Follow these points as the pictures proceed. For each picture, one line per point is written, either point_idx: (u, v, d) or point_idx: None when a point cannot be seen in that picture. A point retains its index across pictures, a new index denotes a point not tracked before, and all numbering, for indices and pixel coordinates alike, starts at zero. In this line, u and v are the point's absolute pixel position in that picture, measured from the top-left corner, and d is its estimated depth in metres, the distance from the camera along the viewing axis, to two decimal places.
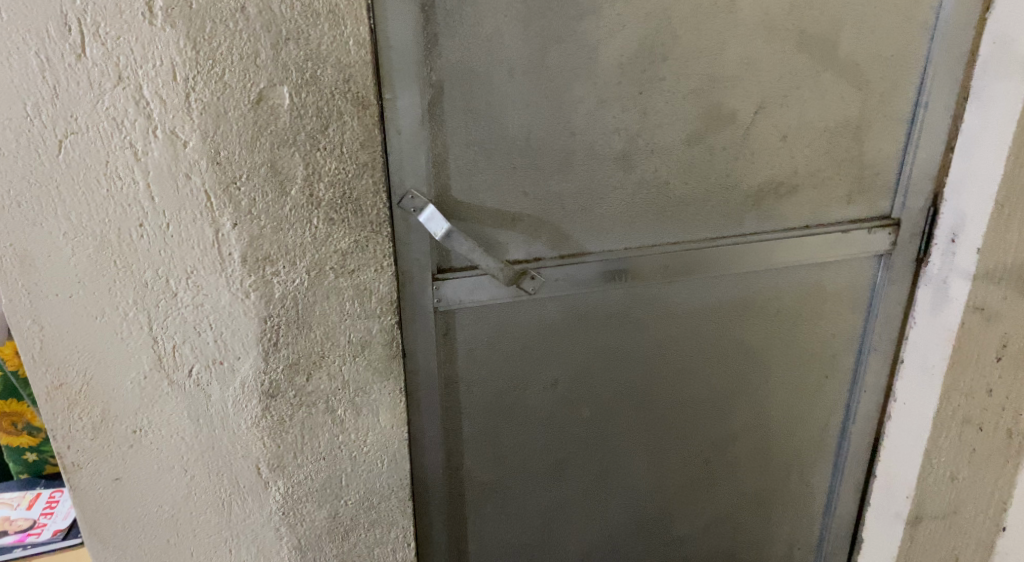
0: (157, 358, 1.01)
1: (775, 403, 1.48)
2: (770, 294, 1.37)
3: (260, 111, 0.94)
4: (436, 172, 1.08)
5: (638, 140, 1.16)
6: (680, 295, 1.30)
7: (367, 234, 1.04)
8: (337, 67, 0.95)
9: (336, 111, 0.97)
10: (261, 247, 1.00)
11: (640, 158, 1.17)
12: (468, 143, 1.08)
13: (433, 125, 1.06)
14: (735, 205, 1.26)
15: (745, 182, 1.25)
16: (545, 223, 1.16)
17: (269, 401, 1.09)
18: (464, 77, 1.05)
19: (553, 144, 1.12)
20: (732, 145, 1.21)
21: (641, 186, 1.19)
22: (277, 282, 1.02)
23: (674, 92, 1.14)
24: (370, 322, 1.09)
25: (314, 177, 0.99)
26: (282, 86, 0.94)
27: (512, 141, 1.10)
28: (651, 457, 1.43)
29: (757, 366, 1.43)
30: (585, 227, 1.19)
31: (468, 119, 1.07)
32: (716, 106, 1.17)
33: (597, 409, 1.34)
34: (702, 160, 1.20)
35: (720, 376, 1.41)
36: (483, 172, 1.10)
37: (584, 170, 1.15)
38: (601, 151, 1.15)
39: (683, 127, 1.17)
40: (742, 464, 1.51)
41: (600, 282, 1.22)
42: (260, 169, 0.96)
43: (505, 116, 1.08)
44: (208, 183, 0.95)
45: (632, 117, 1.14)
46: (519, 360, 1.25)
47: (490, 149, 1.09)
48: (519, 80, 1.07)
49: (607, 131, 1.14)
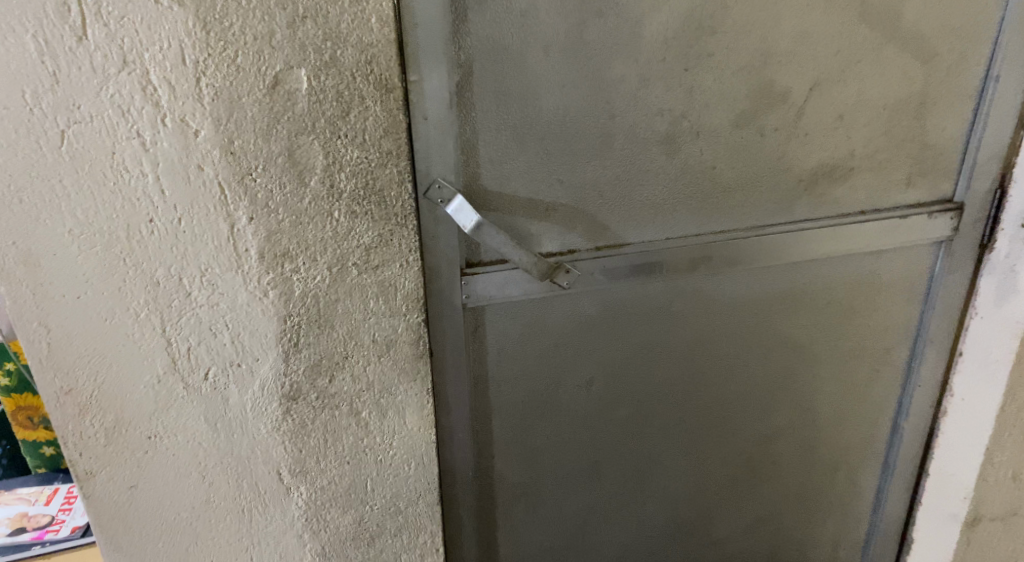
0: (172, 361, 0.95)
1: (822, 399, 1.40)
2: (819, 285, 1.28)
3: (277, 96, 0.87)
4: (465, 159, 1.00)
5: (684, 121, 1.07)
6: (725, 287, 1.22)
7: (392, 228, 0.98)
8: (358, 47, 0.87)
9: (358, 95, 0.89)
10: (280, 243, 0.94)
11: (685, 141, 1.08)
12: (500, 127, 1.00)
13: (461, 108, 0.98)
14: (785, 190, 1.17)
15: (797, 166, 1.15)
16: (581, 212, 1.08)
17: (290, 404, 1.03)
18: (496, 56, 0.96)
19: (590, 128, 1.03)
20: (784, 126, 1.12)
21: (685, 171, 1.10)
22: (296, 280, 0.96)
23: (723, 69, 1.05)
24: (396, 320, 1.03)
25: (335, 167, 0.92)
26: (299, 68, 0.86)
27: (547, 125, 1.02)
28: (691, 455, 1.36)
29: (804, 361, 1.35)
30: (624, 216, 1.11)
31: (499, 100, 0.99)
32: (768, 83, 1.08)
33: (634, 408, 1.27)
34: (752, 142, 1.11)
35: (765, 371, 1.33)
36: (516, 158, 1.02)
37: (625, 155, 1.07)
38: (643, 134, 1.06)
39: (732, 106, 1.08)
40: (786, 462, 1.44)
41: (639, 274, 1.14)
42: (276, 159, 0.89)
43: (540, 97, 1.00)
44: (222, 175, 0.88)
45: (677, 97, 1.05)
46: (553, 358, 1.18)
47: (523, 133, 1.01)
48: (555, 57, 0.98)
49: (649, 113, 1.05)
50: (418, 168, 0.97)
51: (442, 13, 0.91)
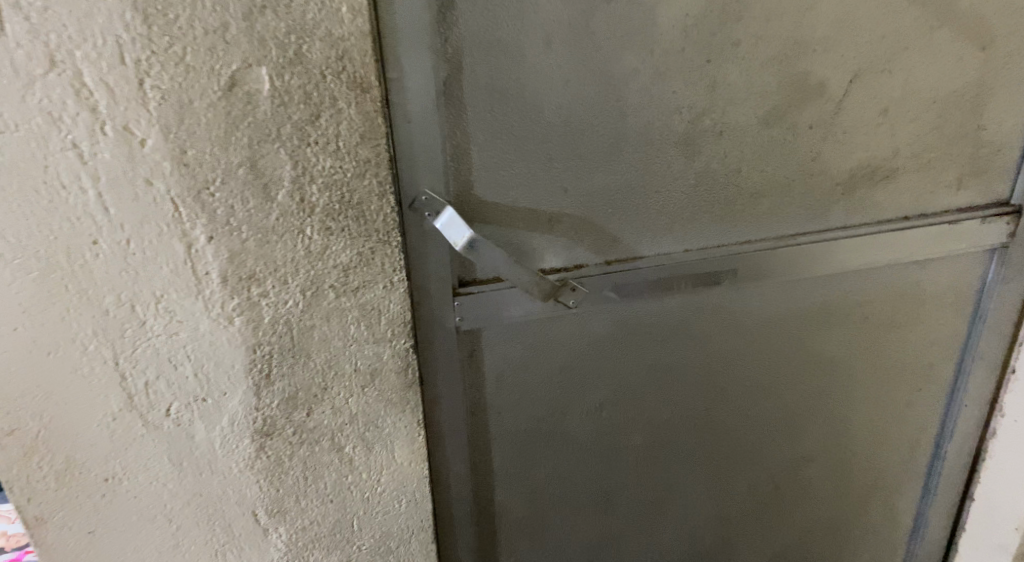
0: (127, 397, 0.85)
1: (858, 421, 1.27)
2: (856, 297, 1.15)
3: (234, 99, 0.75)
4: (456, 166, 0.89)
5: (706, 119, 0.94)
6: (750, 303, 1.09)
7: (374, 245, 0.86)
8: (327, 41, 0.76)
9: (328, 97, 0.78)
10: (245, 265, 0.83)
11: (706, 142, 0.95)
12: (495, 130, 0.88)
13: (450, 109, 0.86)
14: (820, 195, 1.04)
15: (833, 168, 1.02)
16: (588, 224, 0.96)
17: (263, 440, 0.92)
18: (489, 49, 0.84)
19: (599, 128, 0.91)
20: (821, 124, 0.98)
21: (707, 176, 0.98)
22: (266, 305, 0.85)
23: (751, 59, 0.92)
24: (380, 347, 0.92)
25: (305, 178, 0.81)
26: (259, 67, 0.75)
27: (549, 127, 0.89)
28: (714, 486, 1.23)
29: (838, 380, 1.22)
30: (637, 227, 0.99)
31: (494, 99, 0.87)
32: (803, 75, 0.95)
33: (649, 434, 1.15)
34: (783, 142, 0.98)
35: (795, 393, 1.21)
36: (513, 164, 0.90)
37: (638, 158, 0.94)
38: (659, 135, 0.93)
39: (761, 102, 0.95)
40: (818, 490, 1.31)
41: (654, 291, 1.02)
42: (237, 171, 0.78)
43: (541, 94, 0.88)
44: (174, 190, 0.77)
45: (698, 92, 0.92)
46: (558, 382, 1.06)
47: (522, 137, 0.89)
48: (557, 49, 0.86)
49: (667, 110, 0.92)
50: (401, 178, 0.86)
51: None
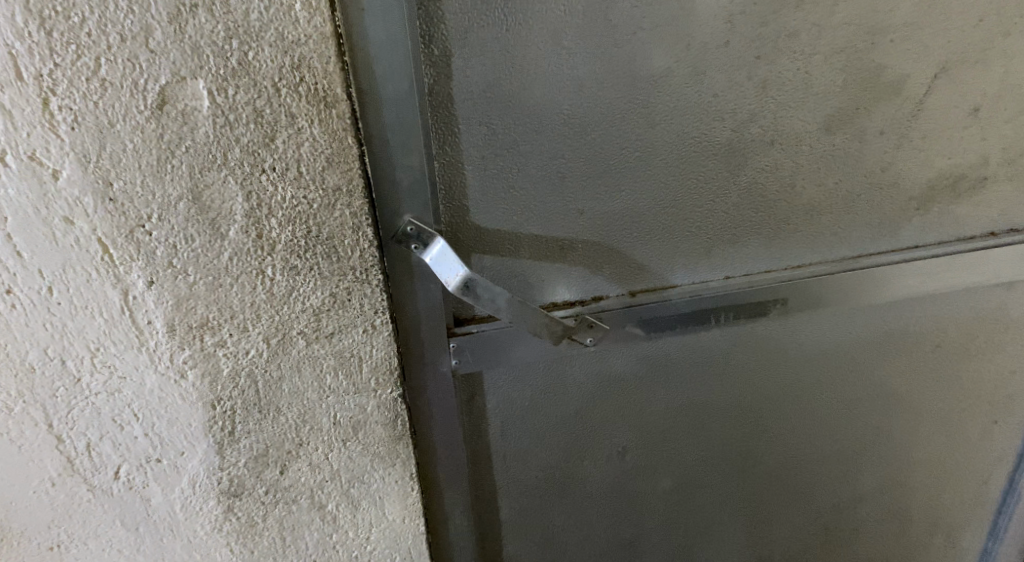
0: (68, 460, 0.73)
1: (929, 460, 1.09)
2: (928, 324, 0.97)
3: (166, 121, 0.61)
4: (446, 188, 0.74)
5: (754, 126, 0.77)
6: (801, 333, 0.92)
7: (349, 285, 0.72)
8: (279, 46, 0.61)
9: (283, 114, 0.63)
10: (194, 312, 0.69)
11: (755, 153, 0.78)
12: (493, 145, 0.72)
13: (437, 120, 0.70)
14: (891, 211, 0.86)
15: (908, 180, 0.85)
16: (607, 252, 0.80)
17: (231, 501, 0.79)
18: (484, 48, 0.68)
19: (622, 140, 0.75)
20: (895, 127, 0.81)
21: (756, 193, 0.81)
22: (224, 356, 0.72)
23: (810, 52, 0.74)
24: (363, 398, 0.78)
25: (261, 210, 0.67)
26: (194, 80, 0.60)
27: (559, 139, 0.73)
28: (755, 532, 1.07)
29: (905, 416, 1.04)
30: (668, 253, 0.82)
31: (491, 108, 0.71)
32: (875, 71, 0.77)
33: (680, 478, 0.99)
34: (848, 151, 0.81)
35: (854, 431, 1.03)
36: (518, 185, 0.75)
37: (670, 174, 0.77)
38: (697, 146, 0.76)
39: (822, 104, 0.77)
40: (878, 534, 1.14)
41: (688, 325, 0.86)
42: (175, 204, 0.64)
43: (549, 100, 0.71)
44: (101, 228, 0.64)
45: (744, 94, 0.75)
46: (572, 424, 0.92)
47: (526, 152, 0.73)
48: (568, 45, 0.70)
49: (706, 116, 0.75)
50: (380, 205, 0.71)
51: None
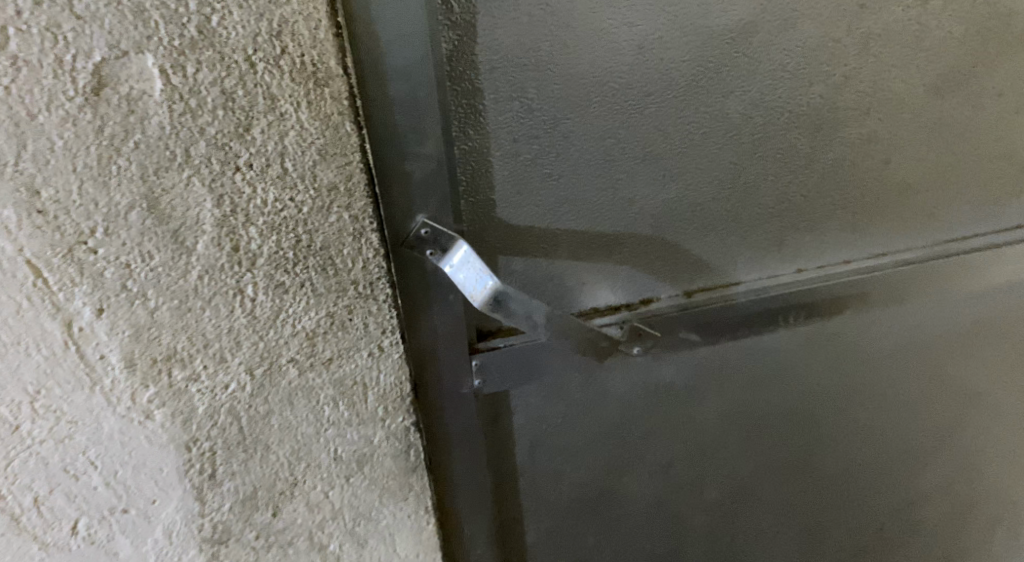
0: (12, 519, 0.60)
1: (1003, 462, 0.96)
2: (1015, 314, 0.84)
3: (105, 109, 0.46)
4: (467, 180, 0.59)
5: (841, 98, 0.63)
6: (873, 329, 0.79)
7: (351, 303, 0.59)
8: (251, 6, 0.46)
9: (260, 96, 0.48)
10: (157, 343, 0.56)
11: (839, 130, 0.65)
12: (527, 124, 0.58)
13: (458, 96, 0.56)
14: (989, 191, 0.73)
15: (1012, 155, 0.71)
16: (658, 247, 0.67)
17: (216, 549, 0.66)
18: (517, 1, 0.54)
19: (684, 112, 0.61)
20: (1004, 93, 0.67)
21: (835, 175, 0.67)
22: (198, 391, 0.59)
23: (914, 4, 0.60)
24: (369, 429, 0.66)
25: (236, 218, 0.52)
26: (139, 54, 0.45)
27: (608, 114, 0.59)
28: (808, 542, 0.95)
29: (983, 415, 0.91)
30: (729, 247, 0.69)
31: (525, 78, 0.56)
32: (984, 22, 0.63)
33: (729, 490, 0.87)
34: (948, 122, 0.67)
35: (921, 433, 0.90)
36: (558, 170, 0.61)
37: (739, 154, 0.64)
38: (772, 120, 0.63)
39: (921, 65, 0.63)
40: (941, 539, 1.01)
41: (750, 330, 0.73)
42: (125, 215, 0.50)
43: (596, 67, 0.57)
44: (28, 248, 0.50)
45: (830, 54, 0.61)
46: (609, 439, 0.79)
47: (568, 129, 0.59)
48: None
49: (785, 81, 0.61)
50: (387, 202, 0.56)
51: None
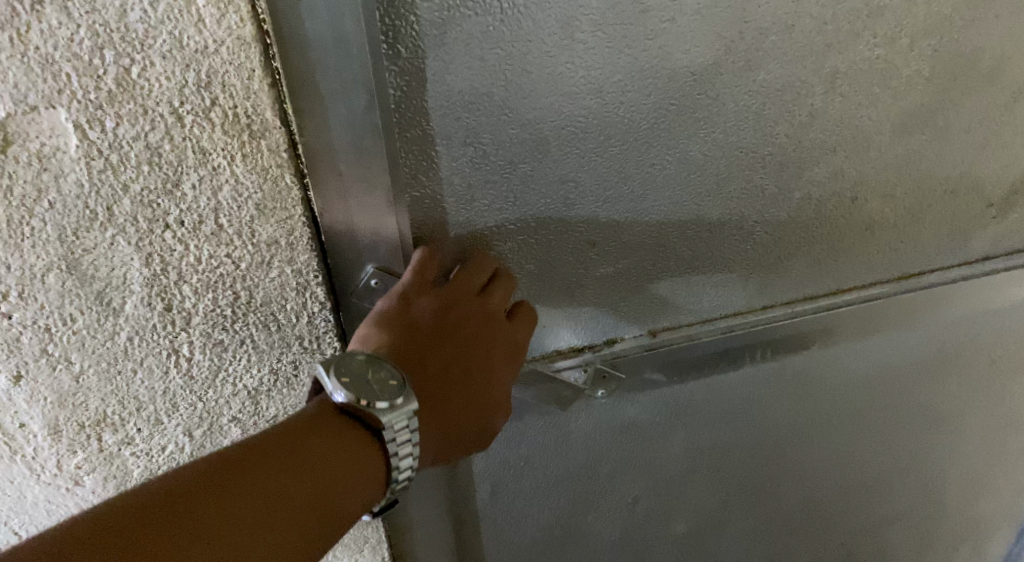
0: None
1: (970, 480, 0.96)
2: (989, 343, 0.81)
3: (14, 168, 0.42)
4: (419, 229, 0.54)
5: (818, 138, 0.59)
6: (846, 364, 0.76)
7: (296, 359, 0.55)
8: (175, 56, 0.41)
9: (190, 150, 0.44)
10: (84, 408, 0.52)
11: (817, 171, 0.61)
12: (482, 170, 0.52)
13: (407, 142, 0.50)
14: (970, 225, 0.70)
15: (997, 190, 0.68)
16: (622, 289, 0.63)
17: None
18: (467, 39, 0.47)
19: (650, 154, 0.56)
20: (994, 129, 0.63)
21: (809, 216, 0.64)
22: (130, 455, 0.55)
23: (902, 41, 0.55)
24: None
25: (167, 276, 0.48)
26: (50, 109, 0.41)
27: (569, 158, 0.54)
28: None
29: (953, 440, 0.89)
30: (694, 288, 0.65)
31: (480, 122, 0.50)
32: (973, 55, 0.58)
33: (697, 522, 0.85)
34: (931, 160, 0.63)
35: (895, 462, 0.88)
36: (515, 216, 0.55)
37: (707, 195, 0.59)
38: (746, 161, 0.58)
39: (902, 102, 0.59)
40: (903, 553, 1.02)
41: (716, 367, 0.71)
42: (42, 278, 0.46)
43: (556, 109, 0.51)
44: None
45: (808, 93, 0.56)
46: (577, 482, 0.75)
47: (526, 174, 0.54)
48: (584, 37, 0.49)
49: (759, 119, 0.56)
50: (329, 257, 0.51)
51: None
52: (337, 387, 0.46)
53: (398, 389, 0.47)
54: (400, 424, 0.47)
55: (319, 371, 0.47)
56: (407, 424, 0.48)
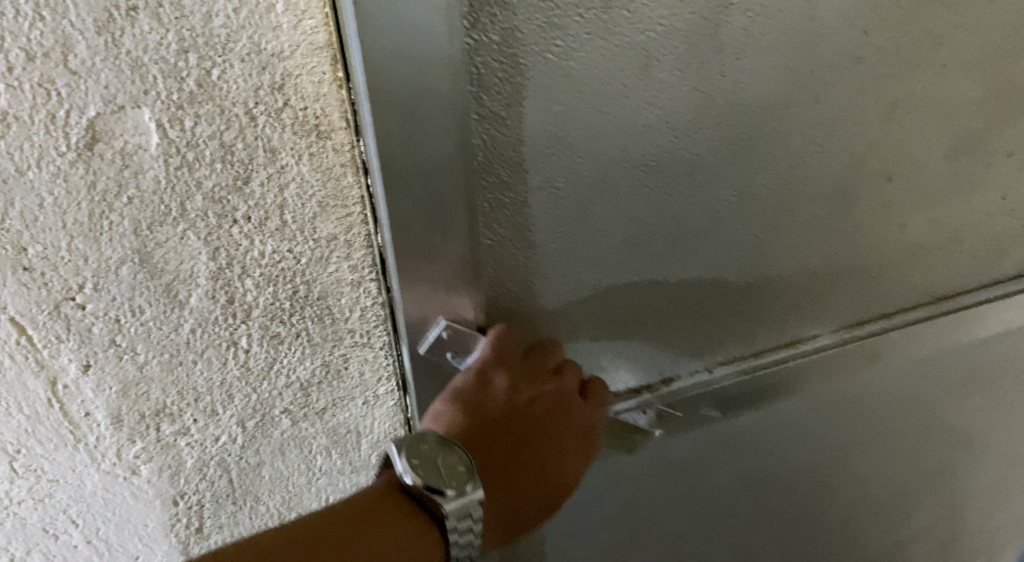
0: None
1: (978, 490, 0.98)
2: (1006, 357, 0.84)
3: (97, 164, 0.45)
4: (495, 270, 0.55)
5: (869, 168, 0.60)
6: (879, 384, 0.78)
7: (347, 351, 0.57)
8: (253, 60, 0.44)
9: (261, 149, 0.47)
10: (146, 399, 0.54)
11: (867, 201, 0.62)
12: (559, 212, 0.53)
13: (489, 188, 0.51)
14: (999, 244, 0.72)
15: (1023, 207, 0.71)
16: (685, 324, 0.65)
17: None
18: (553, 88, 0.48)
19: (715, 191, 0.57)
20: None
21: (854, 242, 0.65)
22: (186, 445, 0.57)
23: (951, 71, 0.57)
24: (362, 475, 0.64)
25: (232, 270, 0.51)
26: (135, 108, 0.44)
27: (644, 198, 0.55)
28: None
29: (966, 452, 0.92)
30: (747, 321, 0.67)
31: (558, 166, 0.51)
32: (1015, 85, 0.60)
33: (729, 542, 0.86)
34: (967, 181, 0.65)
35: (918, 473, 0.90)
36: (586, 256, 0.56)
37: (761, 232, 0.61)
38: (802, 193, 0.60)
39: (947, 130, 0.61)
40: None
41: (762, 392, 0.72)
42: (116, 270, 0.48)
43: (631, 151, 0.52)
44: (13, 306, 0.48)
45: (863, 124, 0.58)
46: (621, 508, 0.76)
47: (600, 217, 0.55)
48: (663, 78, 0.50)
49: (816, 153, 0.58)
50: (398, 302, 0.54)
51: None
52: (407, 470, 0.50)
53: (465, 479, 0.51)
54: (460, 513, 0.51)
55: (393, 450, 0.51)
56: (467, 514, 0.51)
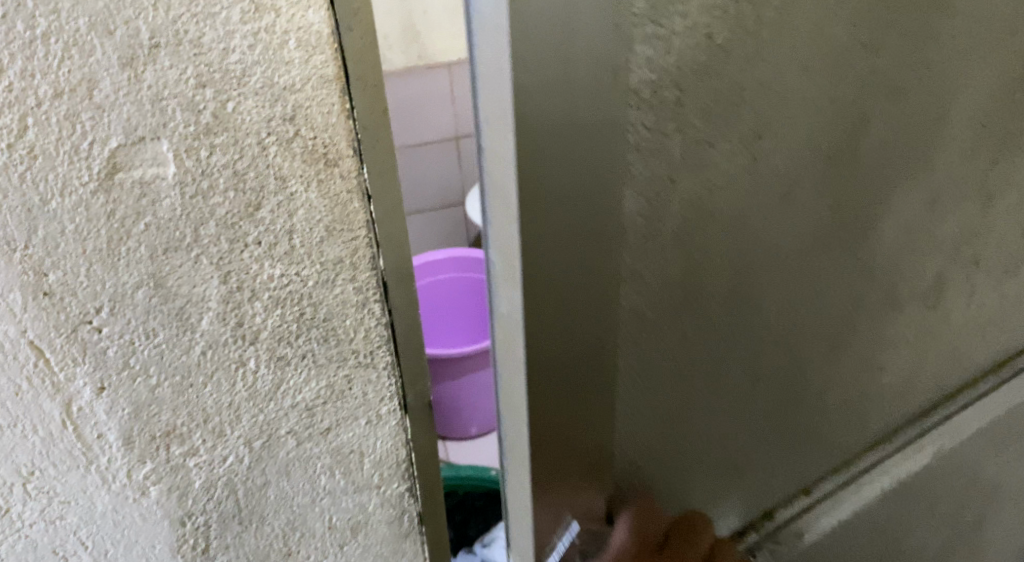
0: None
1: (986, 529, 0.98)
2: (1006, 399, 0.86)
3: (118, 194, 0.47)
4: (636, 426, 0.53)
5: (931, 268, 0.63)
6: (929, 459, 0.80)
7: (350, 371, 0.59)
8: (266, 94, 0.47)
9: (271, 177, 0.49)
10: (157, 420, 0.56)
11: (928, 297, 0.66)
12: (698, 360, 0.53)
13: (638, 350, 0.49)
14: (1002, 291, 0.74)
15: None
16: (784, 443, 0.65)
17: None
18: (707, 248, 0.47)
19: (818, 314, 0.58)
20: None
21: (913, 336, 0.68)
22: (195, 467, 0.59)
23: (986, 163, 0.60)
24: (365, 495, 0.66)
25: (242, 293, 0.53)
26: (154, 140, 0.46)
27: (765, 328, 0.55)
28: None
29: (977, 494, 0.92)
30: (836, 420, 0.68)
31: (704, 317, 0.51)
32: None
33: None
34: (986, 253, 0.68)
35: (945, 527, 0.89)
36: (711, 397, 0.56)
37: (843, 345, 0.62)
38: (884, 297, 0.61)
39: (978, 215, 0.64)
40: None
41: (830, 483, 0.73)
42: (132, 294, 0.50)
43: (767, 292, 0.53)
44: (32, 329, 0.50)
45: (931, 229, 0.61)
46: None
47: (730, 357, 0.55)
48: (797, 218, 0.51)
49: (898, 260, 0.60)
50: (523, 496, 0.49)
51: (599, 169, 0.39)
52: None
53: None
54: None
55: None
56: None
